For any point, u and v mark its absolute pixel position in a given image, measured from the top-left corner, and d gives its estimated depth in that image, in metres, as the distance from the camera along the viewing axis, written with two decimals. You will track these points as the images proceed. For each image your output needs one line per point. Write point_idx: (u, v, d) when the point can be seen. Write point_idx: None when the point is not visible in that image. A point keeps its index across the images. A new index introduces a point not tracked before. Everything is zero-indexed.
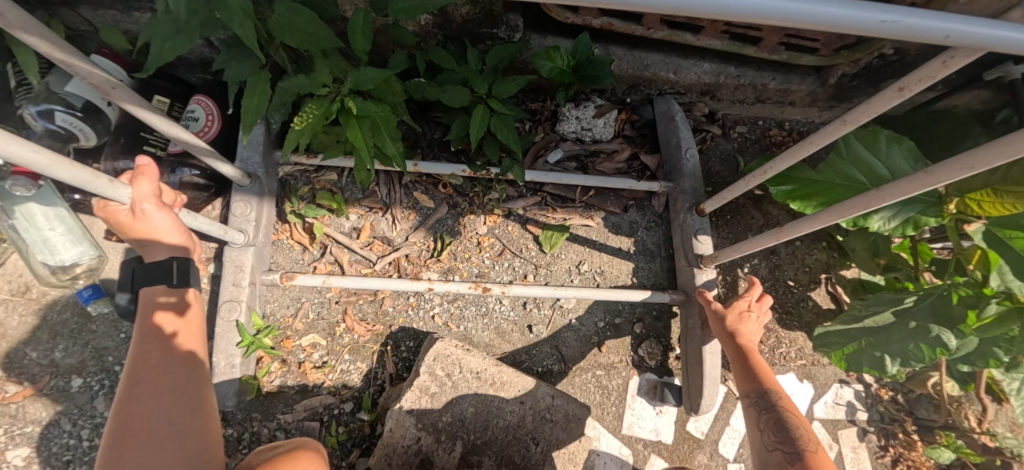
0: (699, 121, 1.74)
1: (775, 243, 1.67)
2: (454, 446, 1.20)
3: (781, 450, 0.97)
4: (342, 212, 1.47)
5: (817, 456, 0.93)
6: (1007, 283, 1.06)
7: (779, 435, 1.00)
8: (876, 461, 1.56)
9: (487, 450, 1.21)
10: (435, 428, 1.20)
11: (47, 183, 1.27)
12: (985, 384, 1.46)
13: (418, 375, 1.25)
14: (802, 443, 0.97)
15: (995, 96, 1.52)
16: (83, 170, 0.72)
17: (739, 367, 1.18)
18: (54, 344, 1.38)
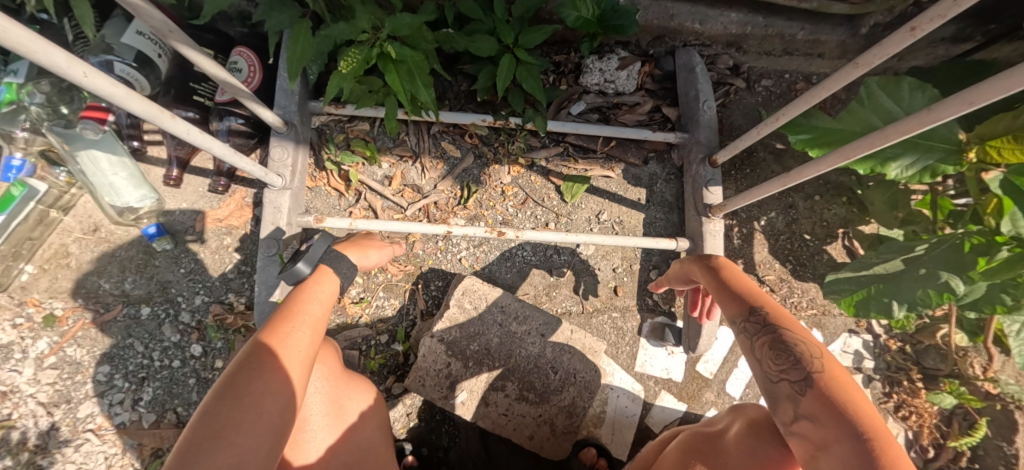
0: (722, 75, 1.74)
1: (793, 197, 1.70)
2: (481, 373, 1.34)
3: (790, 381, 0.76)
4: (375, 160, 1.56)
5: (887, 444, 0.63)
6: (1020, 228, 1.10)
7: (781, 359, 0.78)
8: (878, 405, 1.64)
9: (510, 376, 1.34)
10: (463, 355, 1.34)
11: (109, 131, 1.37)
12: (995, 335, 1.50)
13: (449, 308, 1.36)
14: (810, 363, 0.76)
15: None
16: (150, 106, 0.89)
17: (725, 293, 0.96)
18: (123, 276, 1.54)
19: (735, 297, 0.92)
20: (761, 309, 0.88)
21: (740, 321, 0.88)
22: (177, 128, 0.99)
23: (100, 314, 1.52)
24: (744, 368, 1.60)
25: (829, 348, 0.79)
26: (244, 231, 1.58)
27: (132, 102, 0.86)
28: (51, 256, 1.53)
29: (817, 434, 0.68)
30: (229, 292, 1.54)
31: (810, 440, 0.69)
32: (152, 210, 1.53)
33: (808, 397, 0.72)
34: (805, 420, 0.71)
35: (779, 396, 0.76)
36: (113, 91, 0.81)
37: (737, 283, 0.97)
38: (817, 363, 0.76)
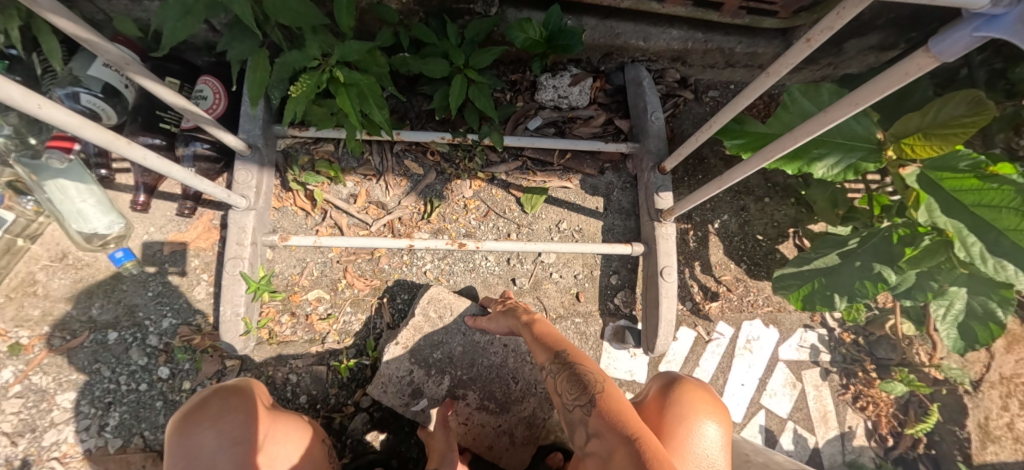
0: (671, 87, 1.84)
1: (744, 200, 1.78)
2: (446, 380, 1.38)
3: (582, 406, 0.91)
4: (339, 180, 1.61)
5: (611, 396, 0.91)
6: (935, 218, 1.16)
7: (575, 390, 0.95)
8: (837, 397, 1.69)
9: (470, 383, 1.39)
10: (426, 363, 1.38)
11: (76, 159, 1.42)
12: None
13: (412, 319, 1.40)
14: (594, 386, 0.94)
15: None
16: (106, 134, 0.93)
17: (536, 345, 1.15)
18: (91, 302, 1.56)
19: (545, 345, 1.12)
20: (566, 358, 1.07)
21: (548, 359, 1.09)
22: (137, 154, 1.03)
23: (66, 340, 1.53)
24: (705, 366, 1.65)
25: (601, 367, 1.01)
26: (212, 253, 1.62)
27: (87, 129, 0.89)
28: (17, 284, 1.54)
29: (602, 446, 0.81)
30: (197, 314, 1.57)
31: (596, 454, 0.81)
32: (120, 235, 1.57)
33: (594, 416, 0.87)
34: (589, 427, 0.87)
35: (574, 416, 0.93)
36: (68, 120, 0.84)
37: (555, 338, 1.15)
38: (599, 385, 0.95)
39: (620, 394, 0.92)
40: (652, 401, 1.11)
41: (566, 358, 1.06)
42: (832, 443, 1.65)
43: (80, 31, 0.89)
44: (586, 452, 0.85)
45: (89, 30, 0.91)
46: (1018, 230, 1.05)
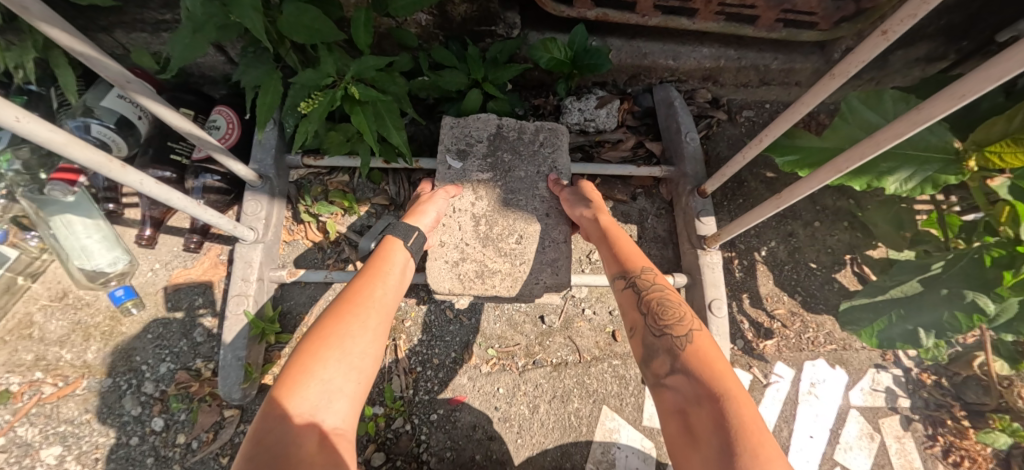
0: (703, 108, 1.74)
1: (791, 225, 1.63)
2: (445, 282, 1.18)
3: (667, 337, 0.90)
4: (353, 210, 1.52)
5: (701, 333, 0.90)
6: None
7: (660, 319, 0.93)
8: (924, 452, 1.44)
9: (463, 282, 1.19)
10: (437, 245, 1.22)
11: (83, 193, 1.36)
12: None
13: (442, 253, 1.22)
14: (683, 321, 0.92)
15: None
16: (97, 155, 0.84)
17: (607, 251, 1.11)
18: (87, 345, 1.44)
19: (620, 263, 1.07)
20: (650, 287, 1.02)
21: (621, 277, 1.05)
22: (135, 176, 0.94)
23: (57, 387, 1.40)
24: (765, 416, 1.44)
25: (681, 301, 0.98)
26: (217, 291, 1.51)
27: (74, 149, 0.80)
28: (13, 327, 1.45)
29: (691, 386, 0.79)
30: (197, 358, 1.44)
31: (679, 390, 0.80)
32: (123, 272, 1.48)
33: (684, 354, 0.85)
34: (665, 365, 0.86)
35: (646, 341, 0.92)
36: (50, 137, 0.75)
37: (626, 250, 1.09)
38: (688, 321, 0.93)
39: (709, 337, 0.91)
40: None
41: (652, 285, 1.02)
42: None
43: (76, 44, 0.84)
44: (663, 381, 0.85)
45: (87, 45, 0.85)
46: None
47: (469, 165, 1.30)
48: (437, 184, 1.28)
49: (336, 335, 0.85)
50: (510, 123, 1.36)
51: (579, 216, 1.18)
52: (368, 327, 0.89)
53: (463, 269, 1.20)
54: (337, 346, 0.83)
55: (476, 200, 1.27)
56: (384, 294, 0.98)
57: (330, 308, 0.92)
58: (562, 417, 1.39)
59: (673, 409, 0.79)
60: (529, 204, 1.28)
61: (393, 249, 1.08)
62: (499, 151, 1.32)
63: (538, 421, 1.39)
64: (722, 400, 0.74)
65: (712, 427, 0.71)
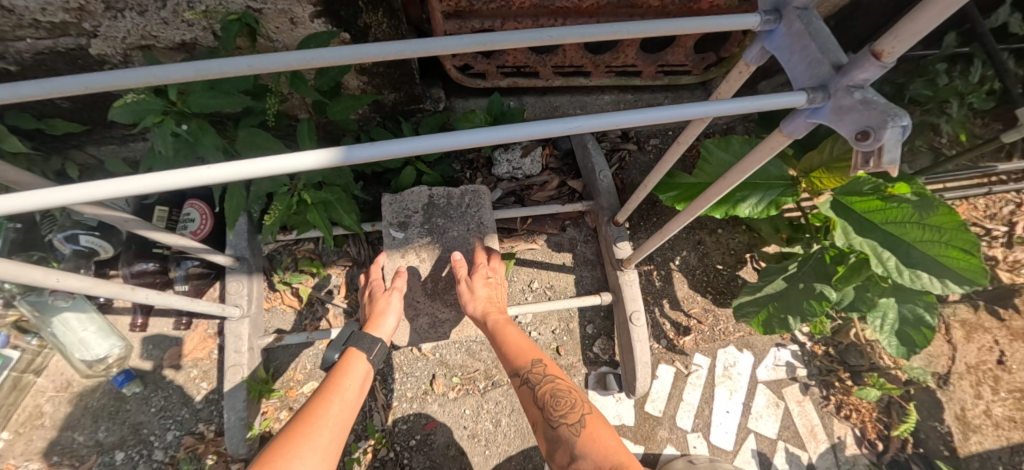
0: (615, 143, 2.03)
1: (699, 235, 1.92)
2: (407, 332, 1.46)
3: (563, 425, 1.17)
4: (322, 274, 1.75)
5: (591, 416, 1.19)
6: (851, 239, 1.28)
7: (559, 412, 1.20)
8: (821, 410, 1.76)
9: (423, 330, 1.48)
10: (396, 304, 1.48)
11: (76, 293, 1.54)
12: None
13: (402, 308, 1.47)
14: (579, 409, 1.21)
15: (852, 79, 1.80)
16: (112, 285, 1.06)
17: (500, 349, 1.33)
18: (97, 426, 1.63)
19: (518, 358, 1.30)
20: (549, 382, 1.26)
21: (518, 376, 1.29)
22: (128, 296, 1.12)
23: (75, 467, 1.59)
24: (690, 400, 1.73)
25: (573, 387, 1.26)
26: (210, 361, 1.71)
27: (96, 287, 1.03)
28: (24, 419, 1.62)
29: None
30: (199, 423, 1.64)
31: None
32: (121, 356, 1.66)
33: (581, 440, 1.13)
34: (568, 452, 1.13)
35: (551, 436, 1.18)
36: (81, 284, 0.98)
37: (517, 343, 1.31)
38: (580, 407, 1.21)
39: (596, 415, 1.20)
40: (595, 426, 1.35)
41: (542, 377, 1.27)
42: (825, 457, 1.71)
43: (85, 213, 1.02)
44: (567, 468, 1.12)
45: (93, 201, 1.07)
46: (923, 241, 1.20)
47: (409, 234, 1.53)
48: (386, 253, 1.51)
49: (294, 446, 1.02)
50: (439, 192, 1.60)
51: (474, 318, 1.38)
52: (320, 435, 1.06)
53: (418, 323, 1.48)
54: (306, 445, 1.03)
55: (420, 262, 1.53)
56: (340, 409, 1.15)
57: (288, 427, 1.08)
58: (521, 426, 1.65)
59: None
60: (464, 258, 1.53)
61: (348, 364, 1.25)
62: (434, 218, 1.57)
63: (501, 432, 1.64)
64: None
65: None
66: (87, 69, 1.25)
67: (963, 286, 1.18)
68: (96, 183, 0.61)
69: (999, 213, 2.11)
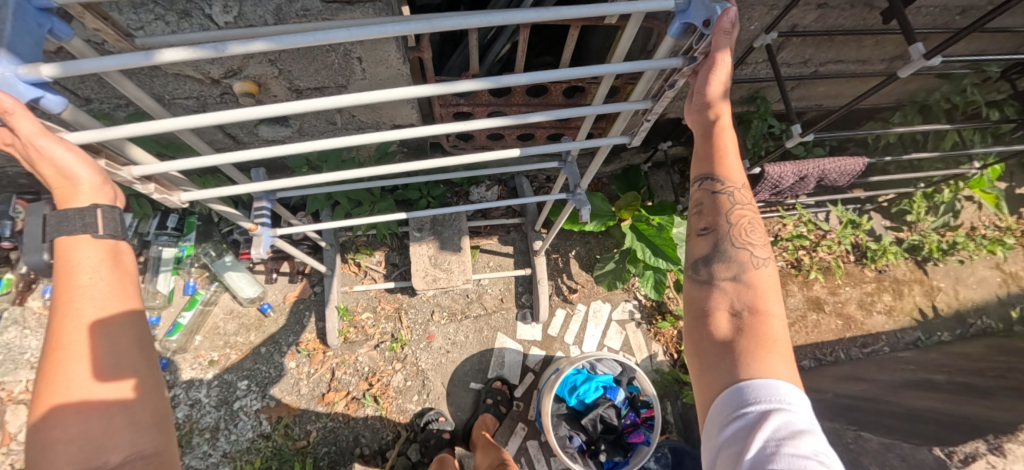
0: (542, 182, 3.45)
1: (587, 237, 3.36)
2: (421, 283, 2.97)
3: (746, 312, 1.18)
4: (372, 254, 3.23)
5: (758, 324, 1.15)
6: (632, 242, 2.78)
7: (731, 278, 1.25)
8: (645, 334, 3.24)
9: (428, 283, 2.96)
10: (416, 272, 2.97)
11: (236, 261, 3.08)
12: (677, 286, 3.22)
13: (418, 272, 2.96)
14: (754, 305, 1.20)
15: (667, 154, 3.27)
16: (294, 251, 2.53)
17: (705, 145, 1.34)
18: (249, 332, 3.10)
19: (703, 251, 1.32)
20: (744, 175, 1.33)
21: (705, 227, 1.35)
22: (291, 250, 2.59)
23: (239, 352, 3.06)
24: (571, 327, 3.24)
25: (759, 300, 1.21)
26: (310, 300, 3.19)
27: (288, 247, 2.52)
28: (211, 327, 3.10)
29: (728, 331, 1.16)
30: (308, 331, 3.12)
31: (720, 329, 1.18)
32: (262, 295, 3.13)
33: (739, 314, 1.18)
34: (722, 322, 1.19)
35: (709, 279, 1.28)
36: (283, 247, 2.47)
37: (722, 140, 1.31)
38: (760, 307, 1.19)
39: (770, 319, 1.18)
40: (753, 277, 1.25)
41: (738, 219, 1.33)
42: (644, 359, 3.17)
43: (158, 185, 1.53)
44: (712, 310, 1.23)
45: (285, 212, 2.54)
46: (658, 244, 2.73)
47: (422, 234, 3.02)
48: (413, 243, 3.01)
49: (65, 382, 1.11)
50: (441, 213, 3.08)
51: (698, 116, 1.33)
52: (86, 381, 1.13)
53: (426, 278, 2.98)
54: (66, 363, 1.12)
55: (427, 248, 3.01)
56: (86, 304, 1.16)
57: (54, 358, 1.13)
58: (479, 337, 3.18)
59: (700, 306, 1.26)
60: (450, 248, 3.02)
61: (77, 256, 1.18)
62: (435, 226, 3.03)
63: (467, 338, 3.17)
64: (747, 314, 1.18)
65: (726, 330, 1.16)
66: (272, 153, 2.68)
67: (671, 265, 2.70)
68: (363, 220, 2.55)
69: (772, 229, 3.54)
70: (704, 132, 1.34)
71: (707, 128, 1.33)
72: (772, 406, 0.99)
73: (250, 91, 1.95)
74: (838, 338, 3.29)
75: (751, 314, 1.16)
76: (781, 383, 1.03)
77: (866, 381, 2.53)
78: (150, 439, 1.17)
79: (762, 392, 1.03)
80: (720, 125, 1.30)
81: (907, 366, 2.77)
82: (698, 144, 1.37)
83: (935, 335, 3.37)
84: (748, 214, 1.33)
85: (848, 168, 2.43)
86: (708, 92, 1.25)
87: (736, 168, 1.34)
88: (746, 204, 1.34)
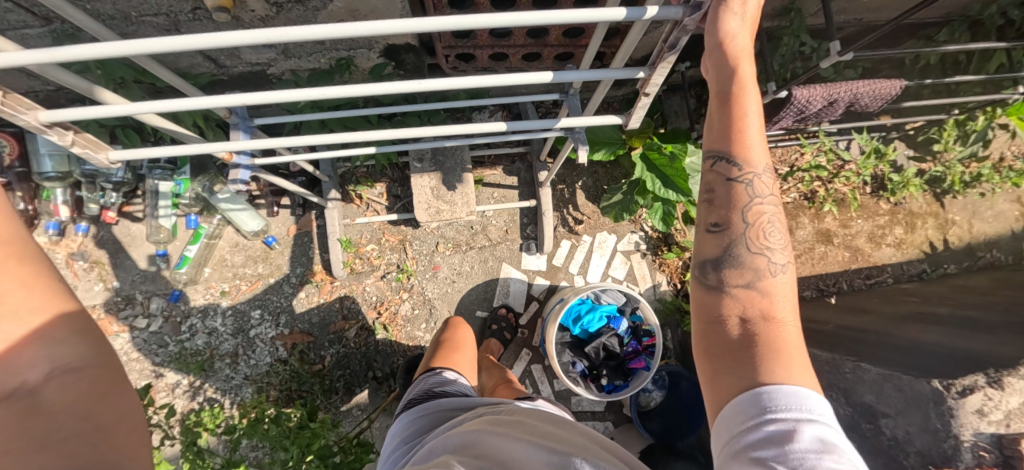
0: (548, 108, 3.24)
1: (595, 167, 3.23)
2: (425, 215, 2.92)
3: (758, 319, 1.10)
4: (373, 185, 3.14)
5: (770, 334, 1.06)
6: (643, 172, 2.65)
7: (738, 279, 1.16)
8: (650, 265, 3.25)
9: (433, 216, 2.92)
10: (419, 204, 2.90)
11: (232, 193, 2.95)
12: (686, 217, 3.16)
13: (420, 203, 2.90)
14: (764, 310, 1.11)
15: (683, 77, 3.02)
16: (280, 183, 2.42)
17: (722, 116, 1.20)
18: (257, 264, 3.13)
19: (710, 249, 1.22)
20: (768, 158, 1.20)
21: (715, 222, 1.24)
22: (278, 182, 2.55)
23: (249, 284, 3.12)
24: (576, 258, 3.24)
25: (776, 303, 1.12)
26: (313, 234, 3.17)
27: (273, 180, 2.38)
28: (218, 259, 3.13)
29: (735, 341, 1.08)
30: (314, 262, 3.15)
31: (729, 339, 1.10)
32: (265, 228, 3.10)
33: (751, 322, 1.09)
34: (732, 330, 1.11)
35: (720, 278, 1.19)
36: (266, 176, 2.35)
37: (746, 106, 1.17)
38: (771, 313, 1.11)
39: (784, 326, 1.09)
40: (767, 282, 1.15)
41: (754, 215, 1.21)
42: (648, 289, 3.22)
43: (79, 136, 1.39)
44: (723, 316, 1.14)
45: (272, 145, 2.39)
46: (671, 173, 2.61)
47: (423, 165, 2.90)
48: (413, 174, 2.92)
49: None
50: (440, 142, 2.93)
51: (717, 76, 1.18)
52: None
53: (429, 211, 2.92)
54: None
55: (429, 180, 2.92)
56: None
57: None
58: (485, 268, 3.20)
59: (710, 311, 1.19)
60: (453, 179, 2.93)
61: None
62: (436, 157, 2.90)
63: (473, 269, 3.20)
64: (756, 323, 1.09)
65: (738, 341, 1.08)
66: (257, 78, 2.48)
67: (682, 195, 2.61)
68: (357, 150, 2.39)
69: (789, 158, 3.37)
70: (721, 99, 1.19)
71: (727, 99, 1.18)
72: (801, 418, 0.91)
73: (223, 5, 1.73)
74: (843, 269, 3.29)
75: (764, 321, 1.09)
76: (805, 391, 0.95)
77: (867, 314, 2.55)
78: (74, 350, 0.88)
79: (790, 399, 0.94)
80: (741, 82, 1.15)
81: (909, 298, 2.79)
82: (713, 116, 1.23)
83: (941, 267, 3.36)
84: (768, 211, 1.22)
85: (882, 92, 2.23)
86: (722, 32, 1.11)
87: (757, 143, 1.20)
88: (766, 193, 1.22)
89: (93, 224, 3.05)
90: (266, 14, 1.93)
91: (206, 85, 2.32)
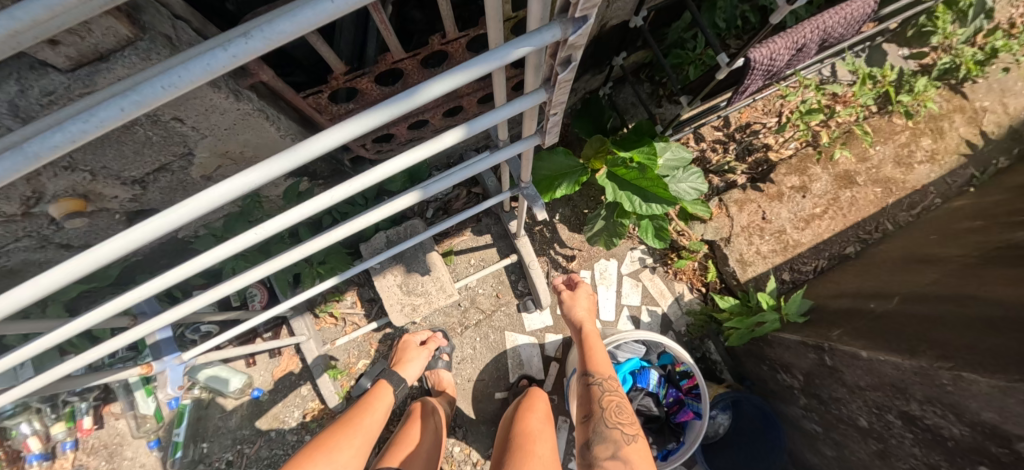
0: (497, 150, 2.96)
1: (567, 195, 2.88)
2: (402, 317, 2.61)
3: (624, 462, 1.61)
4: (342, 298, 2.88)
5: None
6: (617, 194, 2.26)
7: (608, 439, 1.73)
8: (664, 278, 2.87)
9: (413, 314, 2.61)
10: (392, 307, 2.60)
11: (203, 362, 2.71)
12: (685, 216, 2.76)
13: (392, 306, 2.60)
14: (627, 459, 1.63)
15: (625, 69, 2.68)
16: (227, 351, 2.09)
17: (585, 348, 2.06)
18: (253, 421, 2.88)
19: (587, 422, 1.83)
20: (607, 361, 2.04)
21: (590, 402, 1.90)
22: (235, 354, 2.29)
23: (251, 446, 2.85)
24: None
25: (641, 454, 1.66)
26: (300, 369, 2.92)
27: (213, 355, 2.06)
28: (213, 429, 2.88)
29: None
30: (311, 399, 2.88)
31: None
32: (247, 382, 2.83)
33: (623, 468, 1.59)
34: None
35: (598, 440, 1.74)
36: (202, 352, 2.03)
37: (591, 347, 2.15)
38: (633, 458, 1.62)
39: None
40: (624, 437, 1.74)
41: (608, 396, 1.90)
42: (671, 306, 2.82)
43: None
44: (603, 464, 1.63)
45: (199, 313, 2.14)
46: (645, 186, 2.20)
47: (382, 263, 2.61)
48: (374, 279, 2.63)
49: None
50: (390, 232, 2.64)
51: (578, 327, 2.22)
52: None
53: (405, 310, 2.61)
54: None
55: (394, 276, 2.63)
56: None
57: None
58: (488, 343, 2.87)
59: (589, 464, 1.67)
60: (418, 266, 2.63)
61: None
62: (392, 251, 2.62)
63: (476, 349, 2.86)
64: (626, 468, 1.59)
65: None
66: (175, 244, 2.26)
67: (669, 205, 2.18)
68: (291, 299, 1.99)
69: (773, 108, 3.00)
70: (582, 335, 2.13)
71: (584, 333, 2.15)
72: None
73: (75, 209, 1.53)
74: (881, 208, 2.83)
75: (630, 465, 1.59)
76: None
77: (931, 265, 2.11)
78: None
79: None
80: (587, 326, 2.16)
81: (972, 224, 2.33)
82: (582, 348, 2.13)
83: (992, 166, 2.86)
84: (615, 397, 1.91)
85: (855, 14, 1.83)
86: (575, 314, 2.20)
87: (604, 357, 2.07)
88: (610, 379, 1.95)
89: (80, 435, 2.85)
90: (135, 193, 1.70)
91: (118, 274, 2.11)
